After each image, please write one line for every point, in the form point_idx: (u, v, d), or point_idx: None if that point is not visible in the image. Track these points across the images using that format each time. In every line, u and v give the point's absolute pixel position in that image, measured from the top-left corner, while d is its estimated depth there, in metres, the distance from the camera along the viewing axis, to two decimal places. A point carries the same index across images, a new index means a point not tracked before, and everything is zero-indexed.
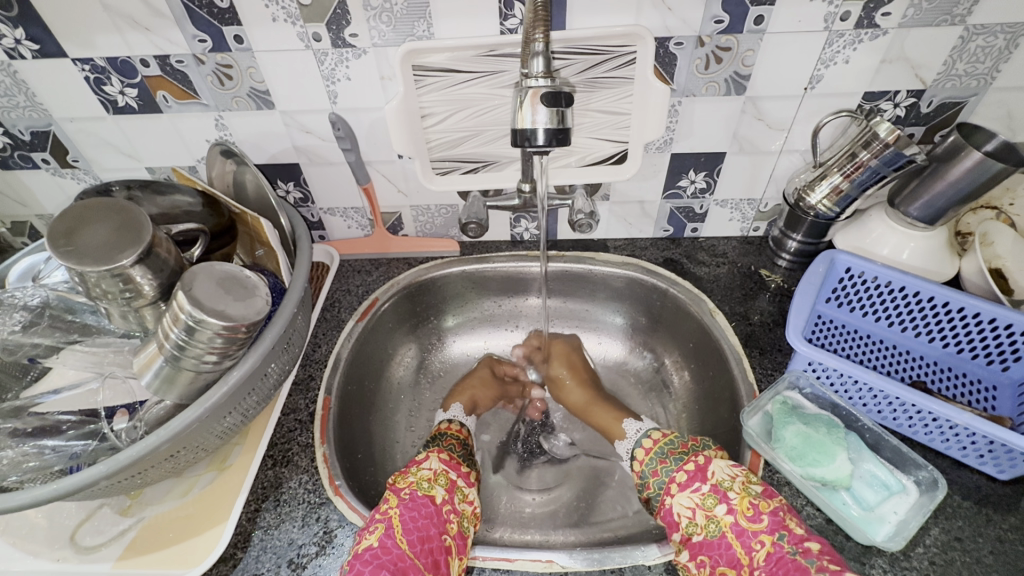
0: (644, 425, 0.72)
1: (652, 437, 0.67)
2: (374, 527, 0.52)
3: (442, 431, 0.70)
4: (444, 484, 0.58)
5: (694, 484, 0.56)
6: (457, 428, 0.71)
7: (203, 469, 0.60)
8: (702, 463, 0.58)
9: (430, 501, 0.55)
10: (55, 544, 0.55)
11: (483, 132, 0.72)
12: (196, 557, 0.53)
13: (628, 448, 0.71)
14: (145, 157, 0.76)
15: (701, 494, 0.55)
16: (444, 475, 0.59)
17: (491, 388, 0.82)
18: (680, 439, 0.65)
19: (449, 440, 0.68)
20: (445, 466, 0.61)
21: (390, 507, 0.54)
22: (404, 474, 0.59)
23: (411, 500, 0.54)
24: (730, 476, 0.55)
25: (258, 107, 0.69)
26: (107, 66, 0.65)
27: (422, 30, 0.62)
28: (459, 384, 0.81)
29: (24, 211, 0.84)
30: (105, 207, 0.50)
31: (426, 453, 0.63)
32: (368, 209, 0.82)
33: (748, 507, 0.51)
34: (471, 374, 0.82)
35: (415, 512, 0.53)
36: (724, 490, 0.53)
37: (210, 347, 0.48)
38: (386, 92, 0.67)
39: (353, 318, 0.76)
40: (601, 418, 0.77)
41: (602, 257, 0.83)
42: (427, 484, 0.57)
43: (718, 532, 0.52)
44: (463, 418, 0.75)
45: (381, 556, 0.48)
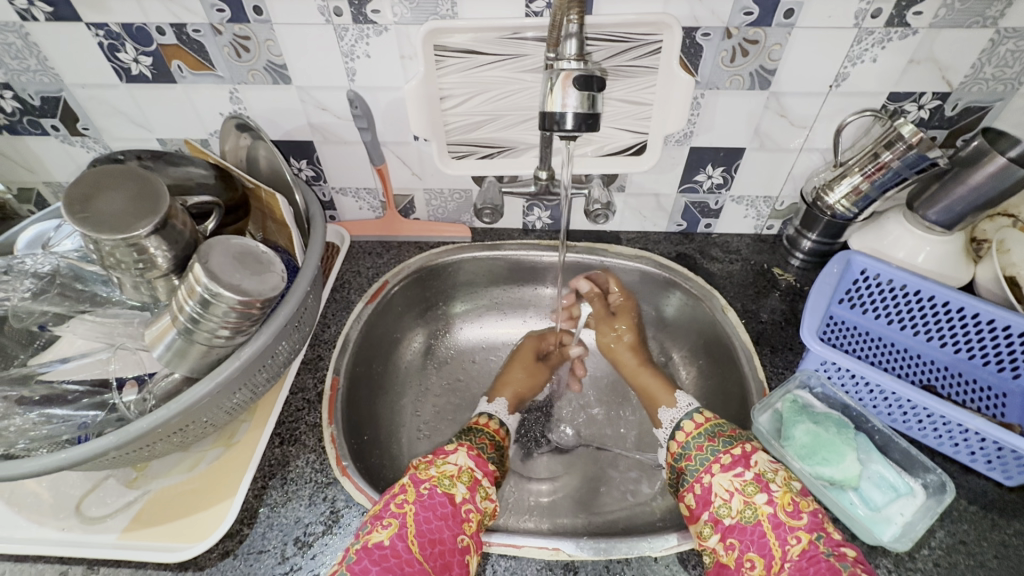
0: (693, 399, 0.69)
1: (704, 415, 0.64)
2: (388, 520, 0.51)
3: (476, 426, 0.68)
4: (467, 482, 0.57)
5: (737, 468, 0.55)
6: (494, 427, 0.69)
7: (210, 445, 0.60)
8: (749, 451, 0.56)
9: (449, 501, 0.54)
10: (59, 513, 0.55)
11: (502, 117, 0.71)
12: (201, 532, 0.53)
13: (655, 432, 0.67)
14: (156, 127, 0.75)
15: (743, 479, 0.54)
16: (469, 473, 0.58)
17: (529, 365, 0.82)
18: (730, 425, 0.62)
19: (481, 436, 0.66)
20: (472, 462, 0.60)
21: (407, 500, 0.53)
22: (429, 465, 0.58)
23: (429, 499, 0.53)
24: (773, 469, 0.54)
25: (274, 82, 0.68)
26: (122, 32, 0.64)
27: (446, 9, 0.61)
28: (501, 375, 0.80)
29: (31, 178, 0.83)
30: (119, 173, 0.49)
31: (455, 445, 0.62)
32: (380, 190, 0.81)
33: (790, 502, 0.51)
34: (513, 364, 0.81)
35: (432, 512, 0.52)
36: (767, 480, 0.53)
37: (224, 321, 0.48)
38: (406, 72, 0.66)
39: (362, 301, 0.76)
40: (646, 382, 0.76)
41: (614, 248, 0.82)
42: (448, 481, 0.56)
43: (753, 519, 0.52)
44: (504, 414, 0.73)
45: (390, 558, 0.48)
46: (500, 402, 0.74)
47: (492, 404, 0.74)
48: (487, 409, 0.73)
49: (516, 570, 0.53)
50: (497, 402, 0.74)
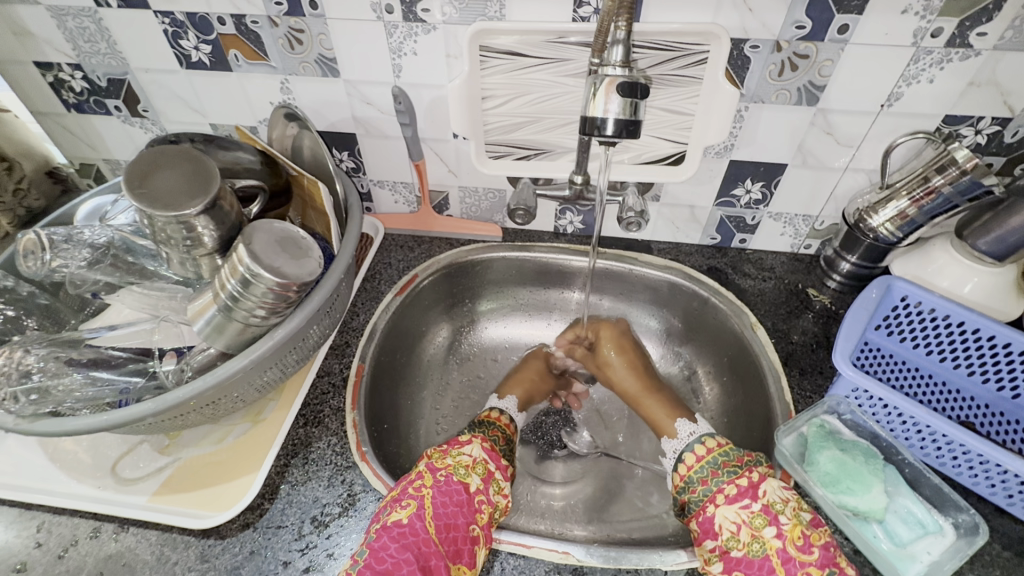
0: (698, 428, 0.66)
1: (710, 442, 0.62)
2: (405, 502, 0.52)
3: (488, 419, 0.68)
4: (480, 473, 0.58)
5: (744, 501, 0.53)
6: (506, 421, 0.69)
7: (238, 419, 0.62)
8: (756, 481, 0.55)
9: (464, 488, 0.55)
10: (97, 472, 0.58)
11: (541, 119, 0.71)
12: (224, 503, 0.55)
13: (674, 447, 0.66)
14: (209, 112, 0.78)
15: (751, 512, 0.52)
16: (483, 464, 0.59)
17: (540, 369, 0.80)
18: (737, 451, 0.60)
19: (494, 429, 0.67)
20: (487, 455, 0.60)
21: (424, 485, 0.54)
22: (444, 454, 0.58)
23: (446, 484, 0.54)
24: (782, 499, 0.52)
25: (323, 74, 0.71)
26: (186, 21, 0.67)
27: (493, 10, 0.62)
28: (512, 373, 0.79)
29: (93, 154, 0.88)
30: (175, 153, 0.51)
31: (471, 435, 0.63)
32: (417, 185, 0.83)
33: (800, 536, 0.50)
34: (525, 366, 0.80)
35: (448, 497, 0.53)
36: (776, 513, 0.51)
37: (262, 302, 0.49)
38: (450, 70, 0.67)
39: (392, 292, 0.77)
40: (650, 409, 0.73)
41: (644, 258, 0.81)
42: (464, 470, 0.57)
43: (761, 553, 0.50)
44: (515, 411, 0.73)
45: (408, 537, 0.49)
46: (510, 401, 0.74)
47: (502, 401, 0.73)
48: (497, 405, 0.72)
49: (524, 569, 0.53)
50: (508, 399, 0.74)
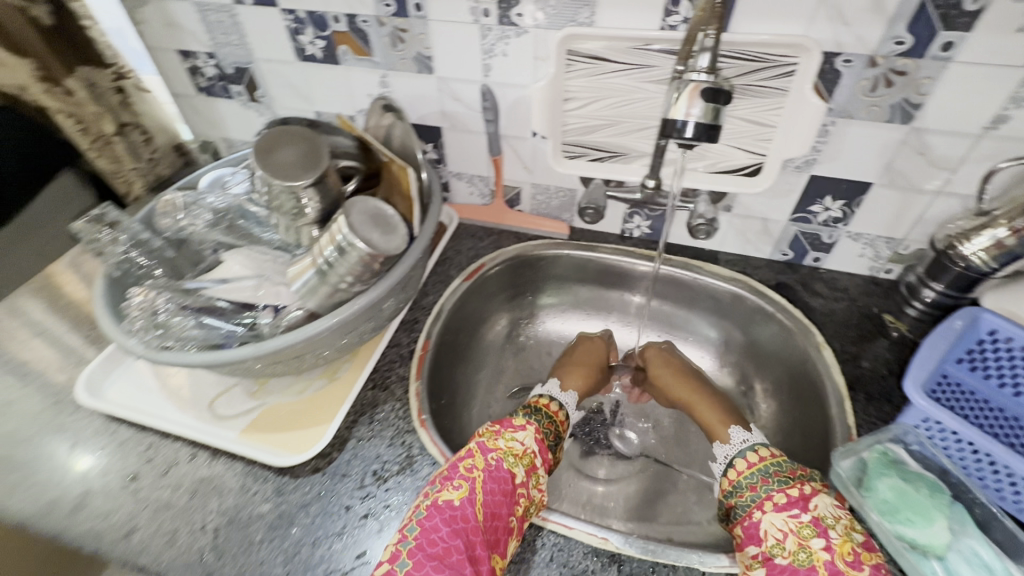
0: (751, 437, 0.65)
1: (764, 450, 0.62)
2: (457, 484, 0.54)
3: (535, 404, 0.69)
4: (527, 463, 0.59)
5: (794, 510, 0.53)
6: (556, 409, 0.69)
7: (316, 376, 0.69)
8: (808, 494, 0.54)
9: (511, 479, 0.56)
10: (197, 406, 0.66)
11: (618, 123, 0.73)
12: (300, 447, 0.61)
13: (727, 453, 0.65)
14: (315, 101, 0.87)
15: (799, 522, 0.52)
16: (530, 456, 0.60)
17: (595, 364, 0.80)
18: (791, 464, 0.59)
19: (543, 417, 0.67)
20: (535, 447, 0.61)
21: (475, 467, 0.55)
22: (496, 436, 0.60)
23: (495, 471, 0.55)
24: (834, 515, 0.52)
25: (419, 70, 0.77)
26: (306, 18, 0.76)
27: (584, 17, 0.65)
28: (568, 365, 0.80)
29: (215, 132, 1.01)
30: (295, 133, 0.58)
31: (525, 422, 0.64)
32: (492, 179, 0.87)
33: (850, 552, 0.49)
34: (580, 359, 0.81)
35: (496, 486, 0.54)
36: (826, 526, 0.51)
37: (351, 269, 0.55)
38: (537, 72, 0.71)
39: (460, 277, 0.82)
40: (704, 415, 0.73)
41: (710, 267, 0.81)
42: (513, 459, 0.58)
43: (807, 564, 0.49)
44: (571, 406, 0.73)
45: (458, 521, 0.51)
46: (570, 395, 0.74)
47: (563, 395, 0.73)
48: (558, 398, 0.72)
49: (563, 547, 0.55)
50: (569, 394, 0.74)
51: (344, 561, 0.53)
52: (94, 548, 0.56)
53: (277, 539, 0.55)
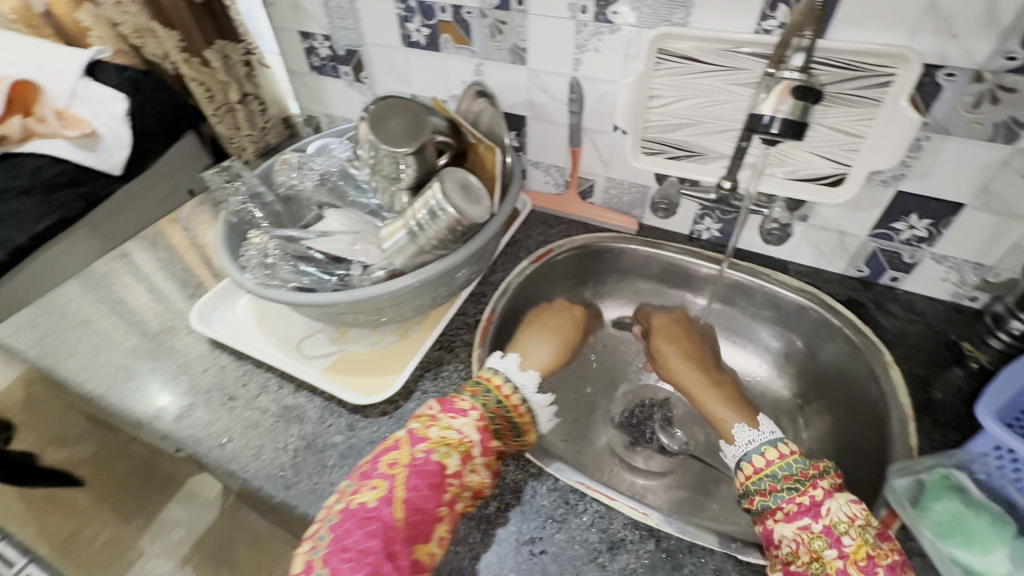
0: (756, 437, 0.61)
1: (779, 449, 0.58)
2: (377, 481, 0.50)
3: (479, 381, 0.62)
4: (462, 452, 0.54)
5: (804, 520, 0.51)
6: (502, 388, 0.61)
7: (390, 331, 0.75)
8: (819, 499, 0.51)
9: (439, 471, 0.51)
10: (286, 344, 0.74)
11: (701, 123, 0.75)
12: (372, 390, 0.68)
13: (735, 454, 0.62)
14: (413, 84, 0.94)
15: (811, 533, 0.50)
16: (467, 443, 0.54)
17: (563, 331, 0.78)
18: (805, 463, 0.55)
19: (488, 399, 0.60)
20: (477, 435, 0.55)
21: (398, 462, 0.51)
22: (431, 423, 0.55)
23: (421, 465, 0.51)
24: (848, 518, 0.49)
25: (513, 61, 0.82)
26: (416, 7, 0.83)
27: (679, 17, 0.67)
28: (529, 334, 0.75)
29: (319, 108, 1.11)
30: (403, 106, 0.65)
31: (468, 406, 0.58)
32: (568, 170, 0.91)
33: (864, 557, 0.47)
34: (556, 323, 0.79)
35: (420, 481, 0.50)
36: (838, 534, 0.49)
37: (439, 232, 0.61)
38: (625, 68, 0.74)
39: (527, 259, 0.86)
40: (710, 405, 0.70)
41: (778, 276, 0.80)
42: (445, 450, 0.53)
43: (822, 573, 0.48)
44: (531, 391, 0.62)
45: (374, 522, 0.47)
46: (529, 376, 0.64)
47: (520, 374, 0.64)
48: (515, 378, 0.63)
49: (604, 515, 0.58)
50: (528, 374, 0.64)
51: None
52: (195, 451, 0.64)
53: (346, 466, 0.61)
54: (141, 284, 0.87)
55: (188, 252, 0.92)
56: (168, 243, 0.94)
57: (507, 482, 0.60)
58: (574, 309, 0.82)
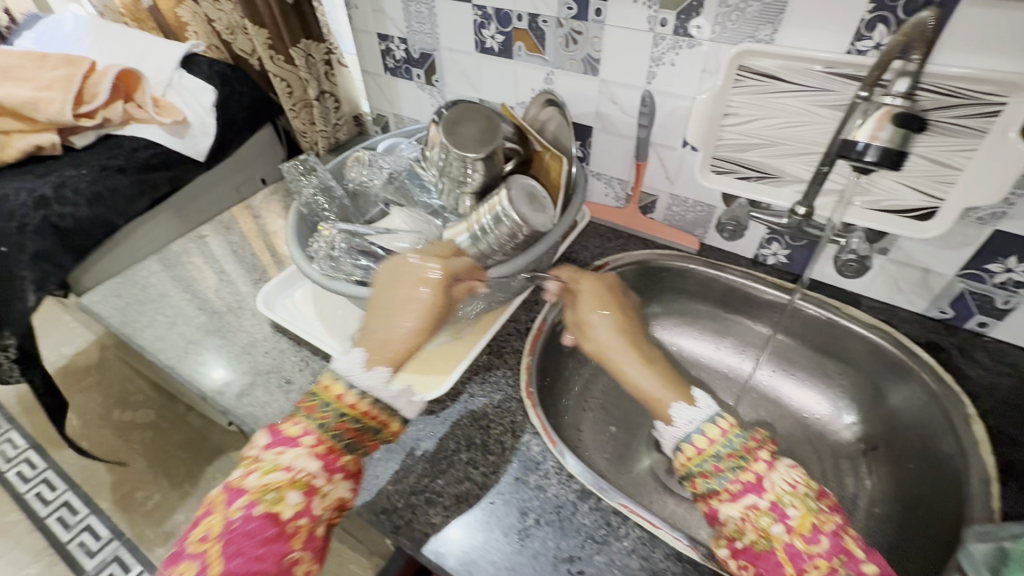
0: (697, 416, 0.55)
1: (719, 425, 0.54)
2: (188, 564, 0.45)
3: (316, 391, 0.53)
4: (301, 487, 0.49)
5: (749, 498, 0.48)
6: (345, 399, 0.52)
7: (442, 331, 0.76)
8: (762, 473, 0.49)
9: (272, 521, 0.47)
10: (343, 335, 0.76)
11: (777, 145, 0.71)
12: (424, 387, 0.68)
13: (673, 436, 0.56)
14: (482, 90, 0.96)
15: (757, 510, 0.47)
16: (304, 475, 0.49)
17: (436, 306, 0.59)
18: (743, 439, 0.52)
19: (327, 414, 0.52)
20: (315, 464, 0.50)
21: (212, 534, 0.46)
22: (251, 470, 0.49)
23: (240, 527, 0.46)
24: (791, 488, 0.48)
25: (584, 71, 0.81)
26: (493, 15, 0.84)
27: (765, 34, 0.65)
28: (379, 311, 0.60)
29: (389, 108, 1.14)
30: (476, 111, 0.66)
31: (300, 432, 0.51)
32: (631, 184, 0.90)
33: (809, 527, 0.46)
34: (411, 293, 0.59)
35: (249, 540, 0.45)
36: (783, 508, 0.47)
37: (502, 237, 0.62)
38: (701, 84, 0.72)
39: (582, 271, 0.84)
40: (641, 383, 0.62)
41: (851, 311, 0.75)
42: (275, 496, 0.47)
43: (768, 548, 0.46)
44: (382, 387, 0.54)
45: None
46: (378, 373, 0.54)
47: (366, 374, 0.53)
48: (358, 381, 0.53)
49: (647, 542, 0.56)
50: (378, 371, 0.54)
51: (445, 495, 0.59)
52: (252, 429, 0.68)
53: (391, 461, 0.62)
54: (215, 265, 0.92)
55: (259, 238, 0.97)
56: (241, 228, 0.99)
57: (549, 496, 0.59)
58: (435, 275, 0.59)
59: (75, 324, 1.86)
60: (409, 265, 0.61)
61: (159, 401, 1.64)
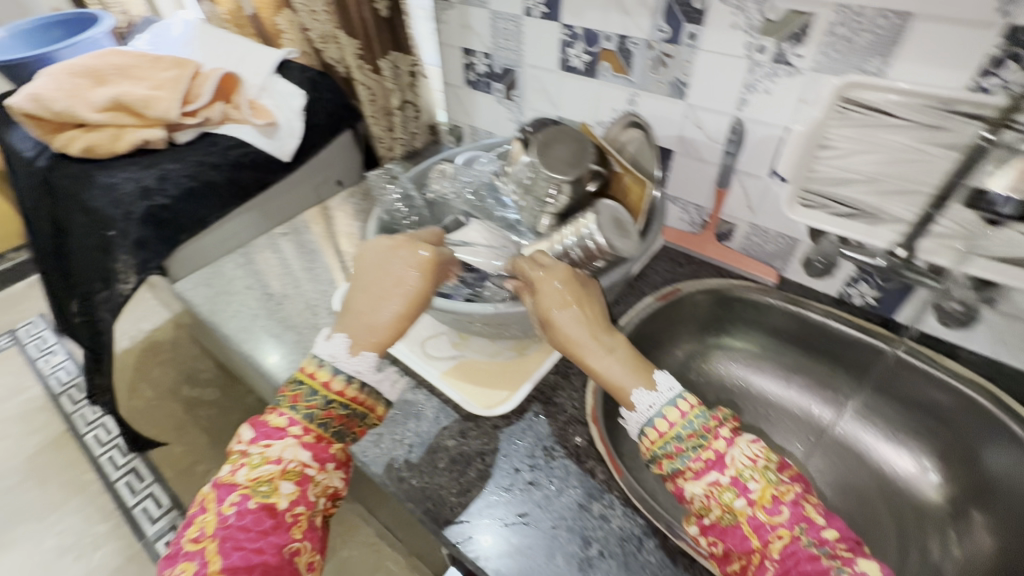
0: (657, 400, 0.55)
1: (680, 407, 0.54)
2: (186, 563, 0.46)
3: (298, 378, 0.55)
4: (293, 477, 0.51)
5: (712, 475, 0.50)
6: (317, 373, 0.55)
7: (509, 346, 0.77)
8: (722, 450, 0.51)
9: (268, 514, 0.49)
10: (411, 341, 0.78)
11: (877, 181, 0.68)
12: (492, 402, 0.69)
13: (638, 421, 0.56)
14: (561, 107, 0.96)
15: (720, 486, 0.49)
16: (296, 467, 0.51)
17: (421, 292, 0.57)
18: (703, 418, 0.54)
19: (313, 402, 0.54)
20: (304, 456, 0.52)
21: (206, 533, 0.47)
22: (239, 468, 0.50)
23: (235, 522, 0.47)
24: (750, 463, 0.50)
25: (670, 94, 0.80)
26: (581, 34, 0.84)
27: (874, 66, 0.62)
28: (363, 296, 0.58)
29: (466, 120, 1.17)
30: (566, 133, 0.69)
31: (284, 425, 0.53)
32: (708, 210, 0.87)
33: (769, 498, 0.48)
34: (395, 278, 0.57)
35: (246, 533, 0.47)
36: (744, 482, 0.49)
37: (585, 259, 0.62)
38: (797, 114, 0.70)
39: (653, 296, 0.83)
40: (607, 373, 0.58)
41: (948, 363, 0.70)
42: (267, 489, 0.49)
43: (733, 522, 0.48)
44: (368, 370, 0.56)
45: None
46: (366, 358, 0.56)
47: (354, 360, 0.55)
48: (344, 365, 0.55)
49: None
50: (364, 357, 0.56)
51: (506, 513, 0.59)
52: None
53: (455, 472, 0.63)
54: (295, 262, 0.97)
55: (336, 238, 1.01)
56: (320, 228, 1.04)
57: (613, 527, 0.58)
58: (424, 259, 0.57)
59: (152, 302, 1.99)
60: (394, 259, 0.58)
61: (221, 381, 1.72)
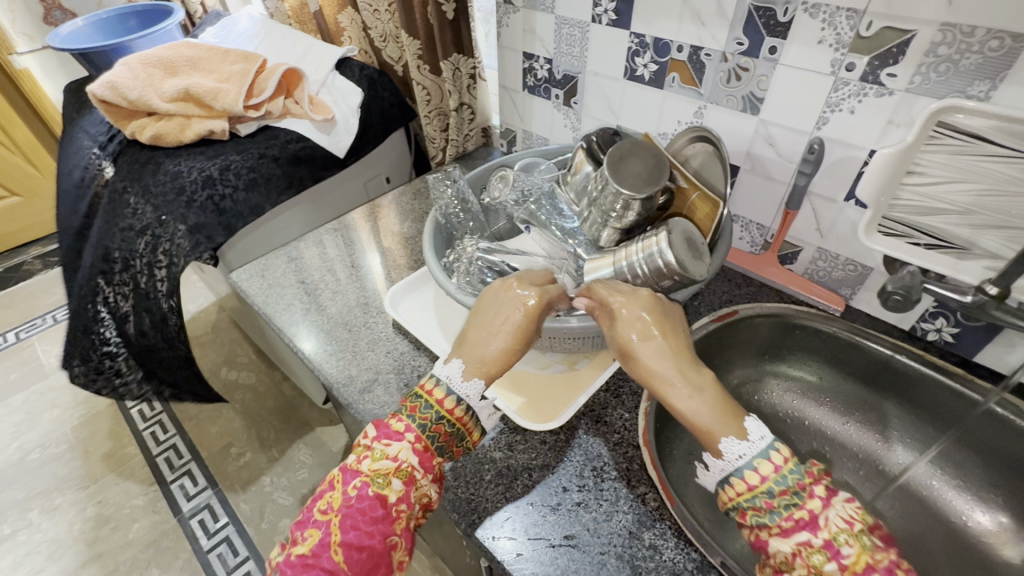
0: (749, 450, 0.47)
1: (773, 458, 0.46)
2: (314, 530, 0.48)
3: (418, 392, 0.55)
4: (404, 476, 0.50)
5: (803, 536, 0.43)
6: (430, 389, 0.55)
7: (559, 359, 0.76)
8: (817, 510, 0.44)
9: (380, 504, 0.48)
10: None
11: (971, 214, 0.62)
12: (543, 417, 0.68)
13: (723, 469, 0.48)
14: (622, 116, 0.94)
15: (810, 548, 0.43)
16: (407, 467, 0.50)
17: (522, 328, 0.57)
18: (798, 472, 0.46)
19: (428, 415, 0.53)
20: (415, 459, 0.51)
21: (331, 506, 0.48)
22: (365, 453, 0.51)
23: (355, 503, 0.48)
24: (847, 527, 0.43)
25: (743, 109, 0.77)
26: (650, 43, 0.82)
27: (978, 89, 0.57)
28: (477, 326, 0.58)
29: (519, 124, 1.16)
30: (643, 147, 0.65)
31: (403, 428, 0.52)
32: (773, 231, 0.84)
33: (866, 566, 0.41)
34: (503, 312, 0.57)
35: (364, 517, 0.47)
36: (839, 547, 0.42)
37: (652, 279, 0.60)
38: (884, 136, 0.66)
39: (709, 317, 0.79)
40: (688, 412, 0.50)
41: None
42: (383, 480, 0.49)
43: None
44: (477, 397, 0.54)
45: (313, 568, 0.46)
46: (478, 384, 0.55)
47: (468, 385, 0.55)
48: (458, 389, 0.54)
49: None
50: (476, 383, 0.55)
51: (553, 533, 0.57)
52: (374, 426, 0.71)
53: (502, 486, 0.62)
54: (346, 258, 0.98)
55: (386, 237, 1.02)
56: (370, 224, 1.05)
57: (664, 560, 0.55)
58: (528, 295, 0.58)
59: (200, 286, 2.06)
60: (506, 297, 0.58)
61: (260, 368, 1.77)
